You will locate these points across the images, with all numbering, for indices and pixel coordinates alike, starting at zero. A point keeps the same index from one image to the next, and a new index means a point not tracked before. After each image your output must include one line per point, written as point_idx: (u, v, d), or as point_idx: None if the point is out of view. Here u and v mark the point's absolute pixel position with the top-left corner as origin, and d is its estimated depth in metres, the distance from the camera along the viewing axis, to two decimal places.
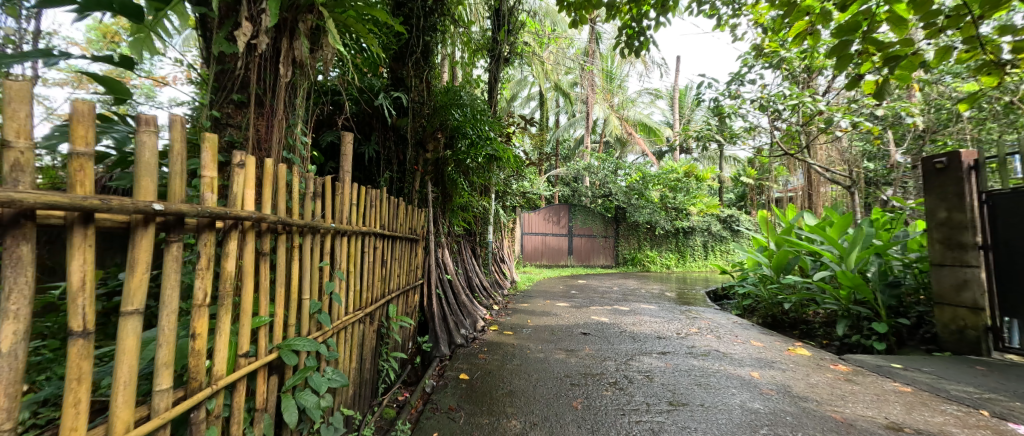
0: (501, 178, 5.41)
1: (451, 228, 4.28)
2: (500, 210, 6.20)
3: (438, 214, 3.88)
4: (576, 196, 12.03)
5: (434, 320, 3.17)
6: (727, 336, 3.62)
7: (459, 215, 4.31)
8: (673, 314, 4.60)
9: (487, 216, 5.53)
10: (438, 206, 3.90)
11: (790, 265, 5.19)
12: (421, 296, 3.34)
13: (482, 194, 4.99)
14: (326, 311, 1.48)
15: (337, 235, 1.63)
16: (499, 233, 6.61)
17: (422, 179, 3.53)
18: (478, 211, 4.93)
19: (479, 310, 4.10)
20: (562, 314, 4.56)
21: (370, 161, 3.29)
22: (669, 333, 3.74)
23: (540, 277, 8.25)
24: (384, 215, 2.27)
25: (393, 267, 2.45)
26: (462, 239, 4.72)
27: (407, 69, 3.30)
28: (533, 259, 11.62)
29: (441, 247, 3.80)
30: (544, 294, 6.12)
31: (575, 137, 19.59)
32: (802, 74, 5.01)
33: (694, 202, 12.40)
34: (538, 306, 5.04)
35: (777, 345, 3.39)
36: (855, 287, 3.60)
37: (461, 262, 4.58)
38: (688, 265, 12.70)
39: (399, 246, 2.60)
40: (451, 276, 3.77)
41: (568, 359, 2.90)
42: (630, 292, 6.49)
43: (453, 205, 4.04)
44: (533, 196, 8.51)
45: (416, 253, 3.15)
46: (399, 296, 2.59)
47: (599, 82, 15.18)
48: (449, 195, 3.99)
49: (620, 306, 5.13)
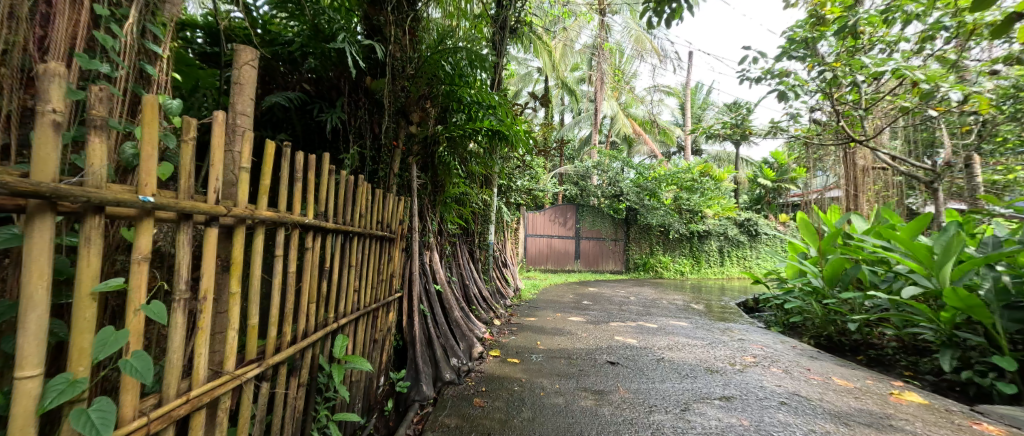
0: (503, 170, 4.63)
1: (444, 228, 3.45)
2: (502, 207, 5.38)
3: (428, 209, 3.05)
4: (584, 195, 11.14)
5: (415, 348, 2.34)
6: (798, 371, 2.79)
7: (454, 210, 3.51)
8: (713, 335, 3.77)
9: (487, 213, 4.72)
10: (428, 196, 3.08)
11: (847, 277, 4.41)
12: (398, 313, 2.51)
13: (482, 186, 4.19)
14: (127, 396, 0.68)
15: (190, 230, 0.80)
16: (502, 234, 5.80)
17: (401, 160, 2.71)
18: (477, 206, 4.12)
19: (477, 329, 3.29)
20: (579, 332, 3.76)
21: (334, 134, 2.45)
22: (720, 364, 2.91)
23: (545, 284, 7.41)
24: (330, 200, 1.44)
25: (343, 281, 1.61)
26: (457, 239, 3.91)
27: (386, 13, 2.40)
28: (538, 264, 10.75)
29: (428, 249, 2.97)
30: (552, 304, 5.32)
31: (579, 137, 18.82)
32: (871, 45, 4.13)
33: (710, 204, 11.62)
34: (548, 321, 4.24)
35: (870, 385, 2.57)
36: (969, 309, 2.79)
37: (455, 270, 3.75)
38: (703, 271, 11.91)
39: (358, 249, 1.77)
40: (441, 286, 2.94)
41: (599, 408, 2.06)
42: (650, 304, 5.67)
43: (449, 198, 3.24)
44: (539, 193, 7.69)
45: (392, 256, 2.31)
46: (356, 319, 1.76)
47: (608, 77, 14.39)
48: (441, 185, 3.17)
49: (644, 322, 4.31)
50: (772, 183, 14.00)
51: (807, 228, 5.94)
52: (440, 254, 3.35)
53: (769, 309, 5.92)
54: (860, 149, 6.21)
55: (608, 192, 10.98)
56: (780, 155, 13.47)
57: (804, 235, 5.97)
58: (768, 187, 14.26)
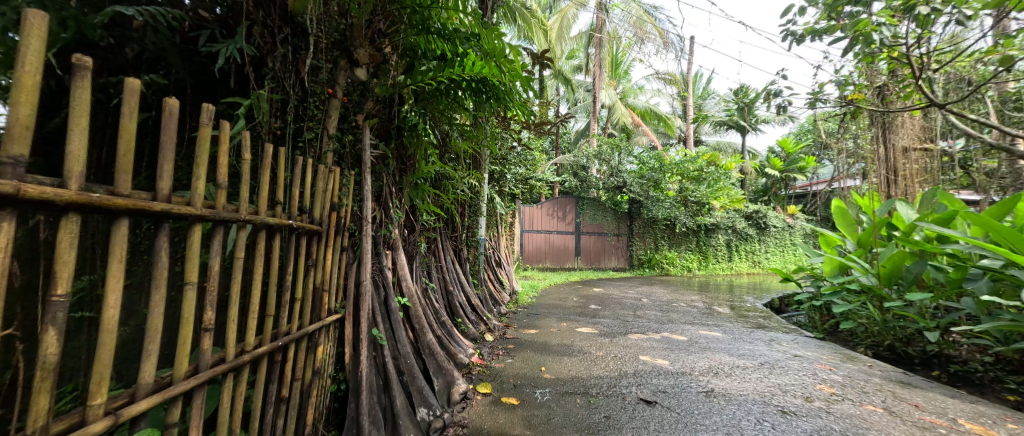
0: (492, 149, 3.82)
1: (419, 220, 2.60)
2: (494, 197, 4.56)
3: (393, 191, 2.21)
4: (584, 186, 10.30)
5: (361, 401, 1.53)
6: (906, 409, 2.02)
7: (429, 196, 2.66)
8: (763, 352, 2.98)
9: (476, 203, 3.89)
10: (392, 175, 2.23)
11: (911, 274, 3.68)
12: (339, 344, 1.68)
13: (469, 169, 3.39)
14: None
15: None
16: (494, 228, 4.97)
17: (342, 118, 1.85)
18: (462, 193, 3.33)
19: (462, 352, 2.50)
20: (593, 351, 2.96)
21: (233, 75, 1.60)
22: (796, 399, 2.13)
23: (544, 285, 6.61)
24: (72, 137, 0.61)
25: (159, 317, 0.78)
26: (437, 235, 3.09)
27: None
28: (536, 262, 9.85)
29: (393, 246, 2.13)
30: (554, 310, 4.52)
31: (575, 128, 17.97)
32: None
33: (717, 196, 10.97)
34: (552, 334, 3.45)
35: (1018, 432, 1.82)
36: None
37: (431, 273, 2.93)
38: (711, 267, 11.30)
39: (214, 251, 0.92)
40: (409, 298, 2.11)
41: None
42: (666, 307, 4.88)
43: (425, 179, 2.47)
44: (536, 183, 6.86)
45: (322, 258, 1.47)
46: (214, 383, 0.93)
47: (606, 62, 13.58)
48: (410, 158, 2.34)
49: (668, 333, 3.51)
50: (779, 173, 13.54)
51: (844, 217, 5.22)
52: (409, 253, 2.51)
53: (801, 312, 5.17)
54: (901, 123, 5.43)
55: (610, 184, 10.22)
56: (788, 143, 13.38)
57: (840, 225, 5.26)
58: (775, 177, 13.79)
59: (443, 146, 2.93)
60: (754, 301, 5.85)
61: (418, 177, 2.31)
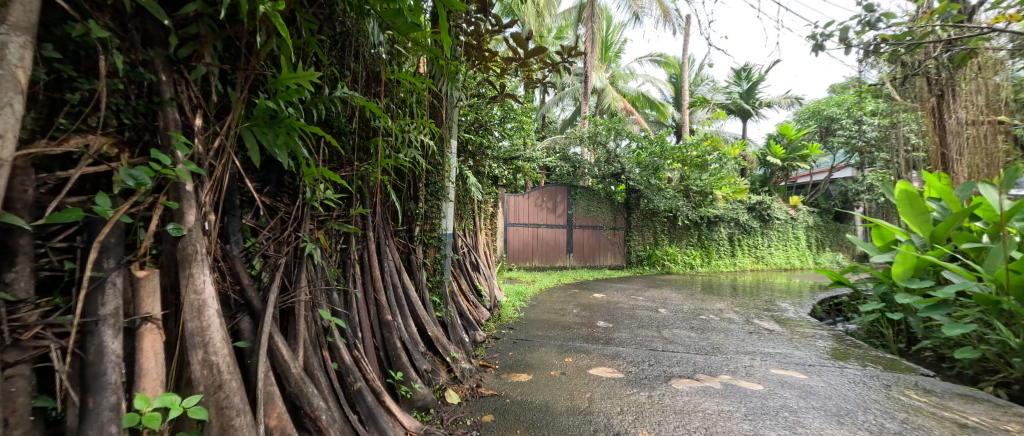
0: (459, 86, 2.51)
1: (309, 199, 1.30)
2: (468, 177, 3.23)
3: (172, 112, 0.89)
4: (576, 174, 9.04)
5: None
6: None
7: (321, 154, 1.39)
8: (911, 424, 1.79)
9: (436, 180, 2.55)
10: (177, 73, 0.91)
11: None
12: None
13: (415, 118, 2.07)
14: None
15: None
16: (468, 219, 3.66)
17: None
18: (406, 159, 2.02)
19: None
20: (630, 427, 1.71)
21: None
22: None
23: (533, 290, 5.35)
24: None
25: None
26: (352, 224, 1.78)
27: None
28: (523, 260, 8.38)
29: (179, 253, 0.84)
30: (551, 332, 3.28)
31: (561, 118, 16.64)
32: None
33: (721, 185, 9.89)
34: (554, 383, 2.19)
35: None
36: None
37: (337, 298, 1.63)
38: (713, 263, 10.37)
39: None
40: (210, 395, 0.81)
41: None
42: (698, 324, 3.69)
43: (311, 111, 1.21)
44: (524, 166, 5.57)
45: None
46: None
47: (597, 39, 12.29)
48: (261, 47, 1.02)
49: (728, 377, 2.30)
50: (780, 162, 12.71)
51: (911, 205, 4.04)
52: (269, 264, 1.21)
53: (864, 324, 4.07)
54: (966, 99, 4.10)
55: (606, 171, 8.99)
56: (790, 129, 12.59)
57: (907, 215, 4.09)
58: (776, 166, 12.90)
59: (371, 77, 1.85)
60: (795, 310, 4.73)
61: (282, 95, 1.04)
